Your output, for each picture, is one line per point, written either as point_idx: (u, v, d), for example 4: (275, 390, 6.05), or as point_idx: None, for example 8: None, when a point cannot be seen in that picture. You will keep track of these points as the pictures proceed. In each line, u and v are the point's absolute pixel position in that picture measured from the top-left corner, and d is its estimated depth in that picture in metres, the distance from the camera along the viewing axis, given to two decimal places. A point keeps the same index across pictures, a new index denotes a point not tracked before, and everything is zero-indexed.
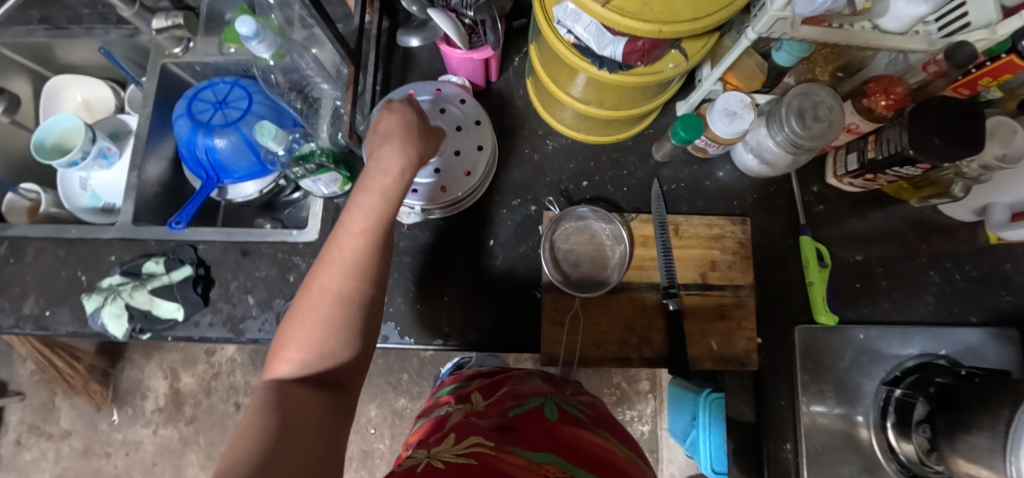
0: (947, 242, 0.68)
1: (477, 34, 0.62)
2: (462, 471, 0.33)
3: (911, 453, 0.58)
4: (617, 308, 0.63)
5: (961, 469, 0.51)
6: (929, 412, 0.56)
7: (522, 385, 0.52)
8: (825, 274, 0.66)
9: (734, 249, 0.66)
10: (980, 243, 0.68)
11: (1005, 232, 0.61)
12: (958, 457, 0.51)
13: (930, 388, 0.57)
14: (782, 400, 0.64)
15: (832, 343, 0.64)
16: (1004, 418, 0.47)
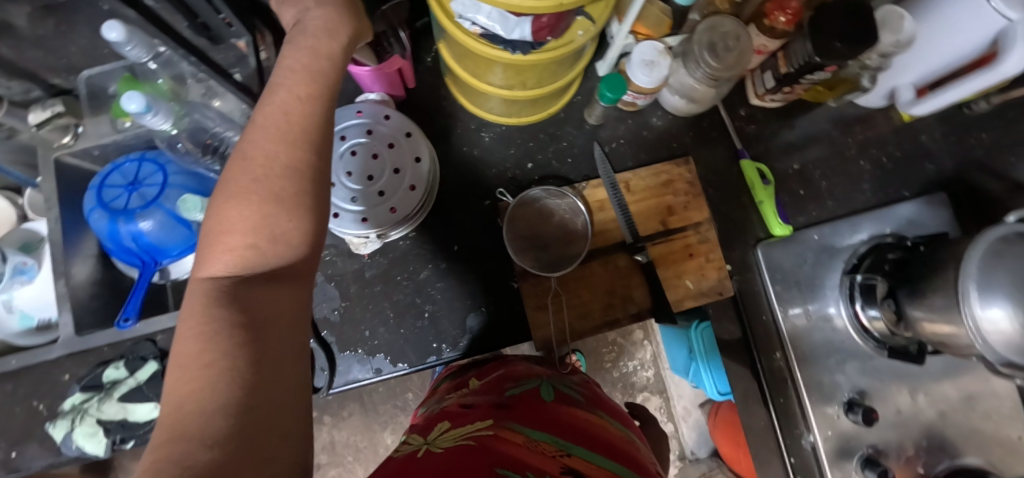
0: (868, 131, 0.73)
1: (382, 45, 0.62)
2: (460, 454, 0.31)
3: (883, 329, 0.62)
4: (593, 277, 0.65)
5: (926, 329, 0.56)
6: (890, 288, 0.61)
7: (515, 365, 0.54)
8: (770, 190, 0.69)
9: (686, 188, 0.68)
10: (896, 123, 0.73)
11: (910, 108, 0.66)
12: (923, 321, 0.56)
13: (885, 265, 0.63)
14: (761, 316, 0.68)
15: (792, 250, 0.68)
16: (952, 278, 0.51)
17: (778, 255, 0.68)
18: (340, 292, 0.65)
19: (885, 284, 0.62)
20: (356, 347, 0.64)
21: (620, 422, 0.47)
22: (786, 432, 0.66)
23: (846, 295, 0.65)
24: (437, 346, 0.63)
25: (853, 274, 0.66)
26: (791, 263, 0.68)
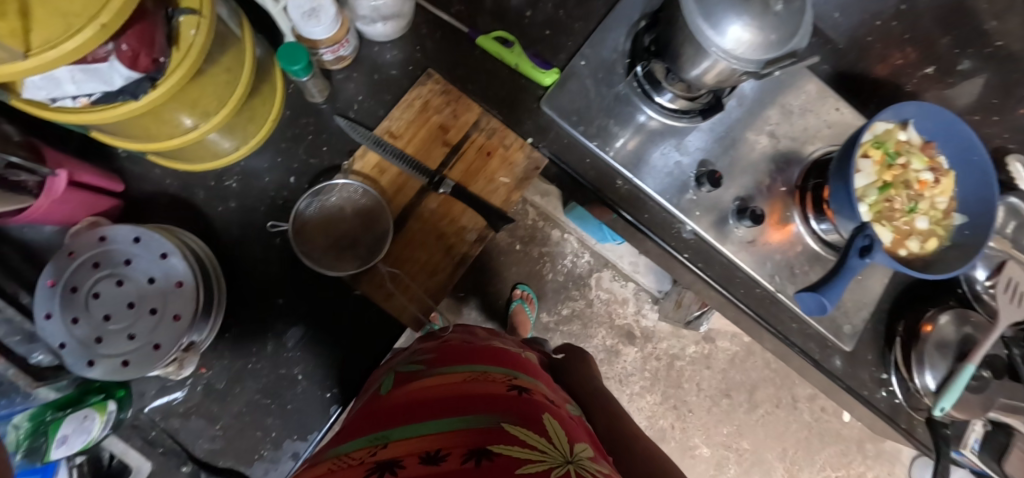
0: None
1: (21, 174, 0.49)
2: None
3: (683, 102, 0.64)
4: (420, 235, 0.64)
5: (708, 81, 0.57)
6: (664, 64, 0.62)
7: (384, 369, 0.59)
8: (519, 49, 0.65)
9: (444, 100, 0.65)
10: None
11: None
12: (699, 75, 0.56)
13: (649, 48, 0.64)
14: (585, 159, 0.67)
15: (572, 89, 0.66)
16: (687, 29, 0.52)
17: (564, 99, 0.66)
18: (207, 418, 0.61)
19: (658, 63, 0.63)
20: (258, 453, 0.61)
21: (480, 365, 0.53)
22: (667, 237, 0.69)
23: (632, 98, 0.67)
24: (330, 393, 0.63)
25: (634, 74, 0.66)
26: (580, 102, 0.66)
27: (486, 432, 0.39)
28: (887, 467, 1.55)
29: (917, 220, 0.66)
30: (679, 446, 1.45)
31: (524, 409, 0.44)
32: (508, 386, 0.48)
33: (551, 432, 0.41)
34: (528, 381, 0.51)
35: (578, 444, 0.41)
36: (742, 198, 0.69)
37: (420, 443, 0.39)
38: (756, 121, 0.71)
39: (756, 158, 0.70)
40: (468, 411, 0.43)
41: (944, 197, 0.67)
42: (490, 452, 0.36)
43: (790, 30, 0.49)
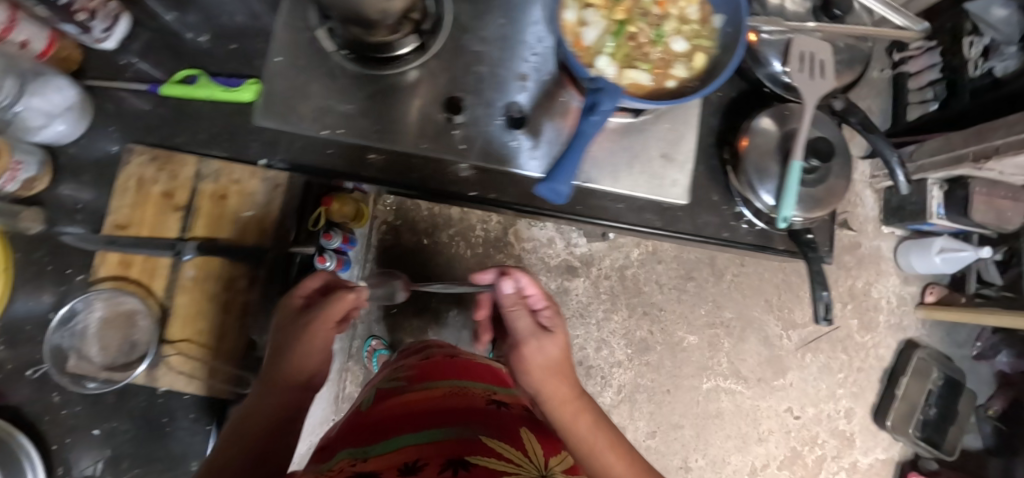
0: None
1: None
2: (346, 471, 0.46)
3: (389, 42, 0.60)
4: (191, 308, 0.59)
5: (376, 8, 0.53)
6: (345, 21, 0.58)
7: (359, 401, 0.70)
8: (206, 79, 0.61)
9: (157, 168, 0.61)
10: None
11: None
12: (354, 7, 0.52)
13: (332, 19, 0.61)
14: (328, 150, 0.63)
15: (278, 87, 0.62)
16: None
17: (272, 104, 0.61)
18: None
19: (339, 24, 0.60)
20: None
21: (466, 382, 0.67)
22: (448, 185, 0.64)
23: (350, 67, 0.64)
24: None
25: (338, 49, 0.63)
26: (293, 99, 0.62)
27: (464, 441, 0.49)
28: (874, 267, 1.52)
29: (672, 41, 0.59)
30: (667, 347, 1.42)
31: (497, 423, 0.56)
32: (489, 400, 0.63)
33: (527, 446, 0.53)
34: (505, 393, 0.67)
35: (550, 459, 0.53)
36: (506, 111, 0.64)
37: (400, 455, 0.47)
38: (479, 31, 0.66)
39: (501, 59, 0.66)
40: (444, 422, 0.53)
41: (694, 5, 0.60)
42: (468, 463, 0.44)
43: None
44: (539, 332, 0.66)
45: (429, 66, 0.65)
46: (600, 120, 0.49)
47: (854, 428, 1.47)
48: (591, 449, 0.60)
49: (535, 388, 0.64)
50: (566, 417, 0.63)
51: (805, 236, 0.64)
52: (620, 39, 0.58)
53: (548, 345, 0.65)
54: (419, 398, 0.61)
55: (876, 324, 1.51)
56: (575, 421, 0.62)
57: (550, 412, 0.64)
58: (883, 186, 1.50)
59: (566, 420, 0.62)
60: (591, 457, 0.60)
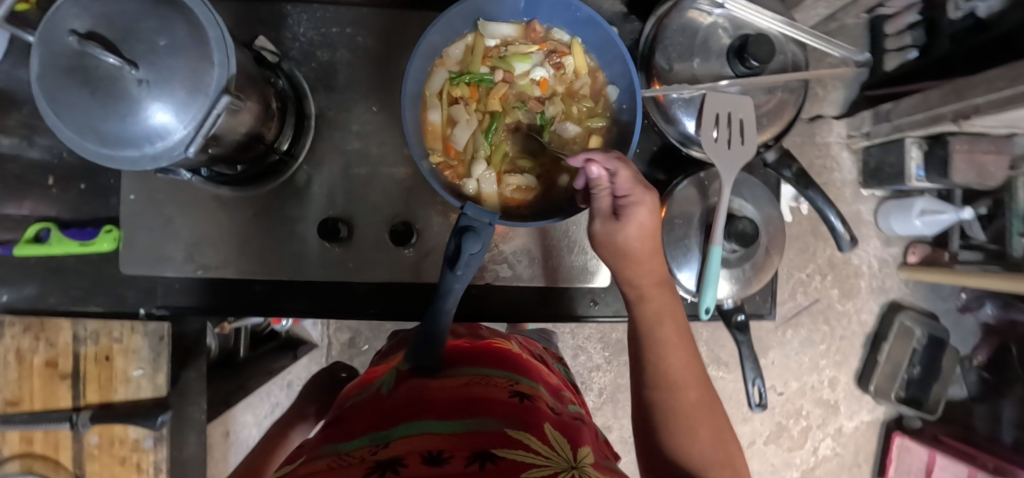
0: None
1: None
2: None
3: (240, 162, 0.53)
4: (102, 473, 0.58)
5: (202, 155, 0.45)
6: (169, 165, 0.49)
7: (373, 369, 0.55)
8: (57, 234, 0.56)
9: (33, 337, 0.56)
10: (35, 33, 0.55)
11: None
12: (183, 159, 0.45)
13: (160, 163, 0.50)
14: (209, 288, 0.59)
15: (138, 229, 0.57)
16: (96, 131, 0.39)
17: (138, 251, 0.57)
18: None
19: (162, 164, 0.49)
20: None
21: (486, 366, 0.46)
22: (343, 306, 0.60)
23: (213, 192, 0.58)
24: None
25: (197, 175, 0.55)
26: (158, 241, 0.57)
27: (491, 438, 0.34)
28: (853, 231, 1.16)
29: (559, 127, 0.52)
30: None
31: (527, 415, 0.38)
32: (511, 391, 0.42)
33: (552, 439, 0.36)
34: (532, 385, 0.45)
35: (579, 451, 0.36)
36: (391, 221, 0.59)
37: (425, 442, 0.34)
38: (348, 130, 0.59)
39: (380, 156, 0.59)
40: (471, 412, 0.38)
41: (584, 77, 0.52)
42: (494, 457, 0.31)
43: (187, 103, 0.39)
44: (597, 218, 0.44)
45: (299, 178, 0.58)
46: (466, 273, 0.43)
47: (839, 396, 1.20)
48: (678, 406, 0.40)
49: (630, 285, 0.46)
50: (653, 325, 0.43)
51: (735, 317, 0.59)
52: (495, 136, 0.51)
53: (632, 226, 0.43)
54: (440, 385, 0.43)
55: (859, 290, 1.17)
56: (662, 329, 0.43)
57: (636, 306, 0.45)
58: (860, 145, 1.10)
59: (649, 330, 0.43)
60: (672, 408, 0.40)
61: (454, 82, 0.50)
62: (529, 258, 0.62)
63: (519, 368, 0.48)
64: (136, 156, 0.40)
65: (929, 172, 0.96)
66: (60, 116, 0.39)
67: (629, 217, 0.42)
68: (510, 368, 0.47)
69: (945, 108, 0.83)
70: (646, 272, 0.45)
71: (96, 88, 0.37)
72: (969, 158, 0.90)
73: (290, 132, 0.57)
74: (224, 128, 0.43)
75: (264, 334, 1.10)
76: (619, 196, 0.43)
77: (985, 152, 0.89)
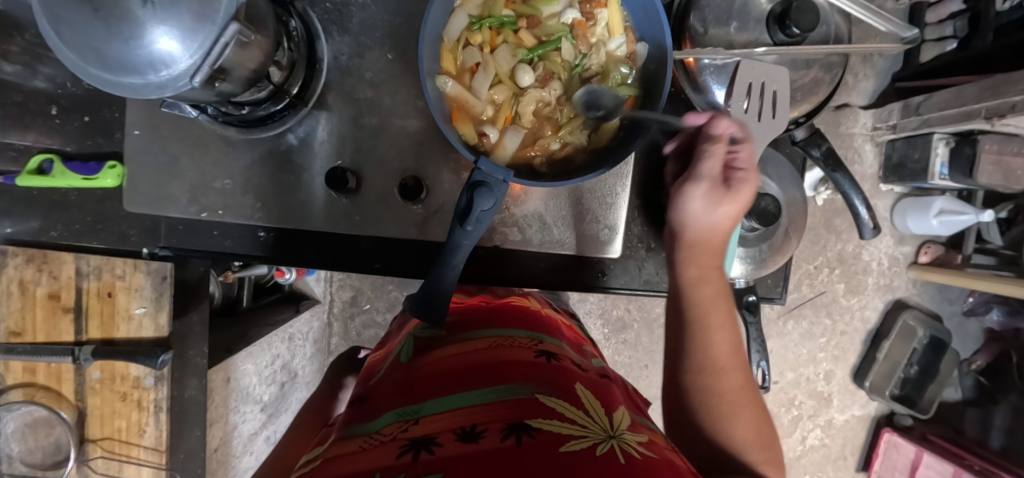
0: None
1: None
2: (359, 457, 0.34)
3: (252, 100, 0.51)
4: (103, 408, 0.58)
5: (207, 89, 0.43)
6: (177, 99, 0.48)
7: (390, 342, 0.61)
8: (60, 167, 0.55)
9: (35, 269, 0.56)
10: None
11: None
12: (189, 94, 0.43)
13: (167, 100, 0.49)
14: (214, 232, 0.59)
15: (141, 165, 0.56)
16: (96, 53, 0.37)
17: (141, 190, 0.56)
18: None
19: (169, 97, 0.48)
20: None
21: (503, 330, 0.51)
22: (347, 258, 0.60)
23: (219, 134, 0.57)
24: None
25: (204, 111, 0.53)
26: (162, 180, 0.56)
27: (521, 404, 0.36)
28: None
29: (589, 88, 0.49)
30: (644, 325, 1.25)
31: (557, 379, 0.41)
32: (535, 351, 0.47)
33: (587, 404, 0.39)
34: (554, 344, 0.50)
35: (614, 414, 0.39)
36: (401, 175, 0.58)
37: (457, 416, 0.37)
38: (363, 77, 0.57)
39: (392, 107, 0.58)
40: (496, 379, 0.41)
41: (619, 37, 0.49)
42: (530, 428, 0.33)
43: (193, 28, 0.37)
44: (709, 184, 0.43)
45: (308, 124, 0.57)
46: (476, 229, 0.43)
47: (833, 389, 1.19)
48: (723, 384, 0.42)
49: (693, 265, 0.45)
50: (704, 305, 0.44)
51: (747, 298, 0.58)
52: (515, 92, 0.49)
53: (715, 206, 0.43)
54: (459, 354, 0.47)
55: (865, 287, 1.14)
56: (713, 319, 0.43)
57: (691, 288, 0.45)
58: (884, 138, 1.06)
59: (706, 309, 0.44)
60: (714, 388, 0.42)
61: (474, 29, 0.48)
62: (540, 223, 0.61)
63: (537, 329, 0.53)
64: (135, 83, 0.38)
65: (954, 170, 0.92)
66: (58, 32, 0.37)
67: (738, 189, 0.44)
68: (530, 329, 0.52)
69: (979, 105, 0.79)
70: (711, 255, 0.45)
71: (98, 7, 0.35)
72: (997, 159, 0.87)
73: (300, 75, 0.55)
74: (231, 62, 0.42)
75: (267, 286, 1.10)
76: (733, 165, 0.45)
77: (1013, 154, 0.86)
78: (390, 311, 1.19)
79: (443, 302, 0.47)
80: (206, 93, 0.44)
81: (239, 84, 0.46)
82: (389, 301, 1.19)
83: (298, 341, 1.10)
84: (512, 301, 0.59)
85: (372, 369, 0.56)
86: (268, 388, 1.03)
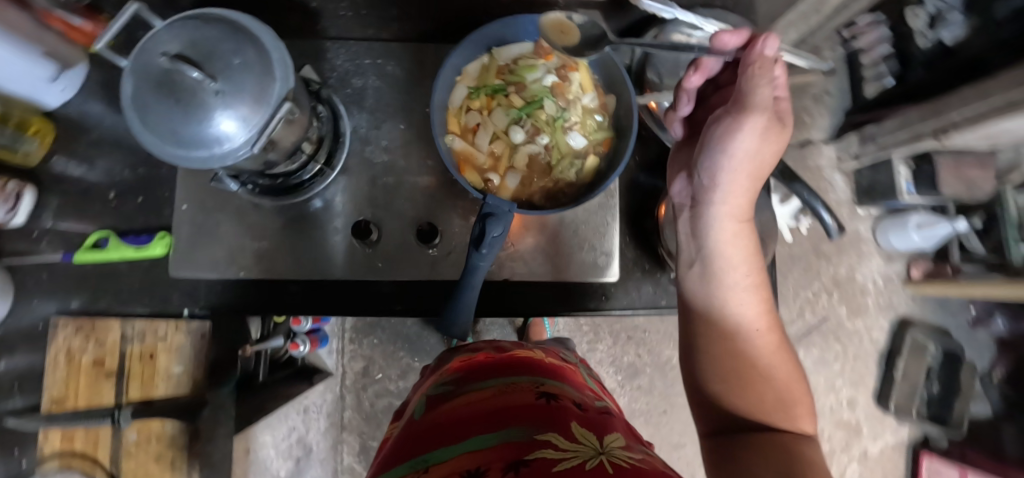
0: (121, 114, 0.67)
1: None
2: None
3: (286, 169, 0.59)
4: (137, 471, 0.60)
5: (257, 158, 0.51)
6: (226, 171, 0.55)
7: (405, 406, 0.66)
8: (116, 242, 0.62)
9: (83, 338, 0.61)
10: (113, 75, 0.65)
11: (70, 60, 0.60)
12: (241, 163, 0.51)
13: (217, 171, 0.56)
14: (248, 289, 0.64)
15: (185, 236, 0.63)
16: (170, 133, 0.45)
17: (186, 255, 0.63)
18: None
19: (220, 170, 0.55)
20: None
21: (510, 377, 0.54)
22: (371, 304, 0.65)
23: (257, 203, 0.64)
24: None
25: (243, 186, 0.60)
26: (206, 246, 0.63)
27: (521, 444, 0.39)
28: (857, 250, 1.17)
29: (571, 134, 0.57)
30: (656, 369, 1.26)
31: (552, 417, 0.44)
32: (536, 393, 0.49)
33: (583, 435, 0.41)
34: (555, 386, 0.52)
35: (608, 439, 0.41)
36: (416, 223, 0.65)
37: (461, 460, 0.39)
38: (378, 145, 0.67)
39: (405, 167, 0.66)
40: (501, 424, 0.43)
41: (590, 93, 0.59)
42: (526, 461, 0.35)
43: (252, 109, 0.46)
44: (772, 118, 0.39)
45: (334, 188, 0.65)
46: (490, 252, 0.49)
47: (860, 417, 1.16)
48: (750, 359, 0.39)
49: (734, 207, 0.42)
50: (725, 271, 0.41)
51: None
52: (511, 143, 0.58)
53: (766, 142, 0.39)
54: (469, 403, 0.50)
55: (867, 307, 1.17)
56: (736, 281, 0.41)
57: (717, 245, 0.42)
58: (850, 167, 1.14)
59: (731, 271, 0.41)
60: (735, 352, 0.39)
61: (473, 97, 0.58)
62: (541, 257, 0.66)
63: (543, 374, 0.56)
64: (202, 155, 0.46)
65: (919, 186, 1.01)
66: (143, 119, 0.46)
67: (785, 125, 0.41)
68: (532, 375, 0.55)
69: (925, 126, 0.89)
70: (748, 200, 0.42)
71: (180, 97, 0.44)
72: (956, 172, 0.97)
73: (327, 146, 0.63)
74: (279, 135, 0.50)
75: (281, 361, 1.10)
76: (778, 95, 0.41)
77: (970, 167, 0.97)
78: (402, 379, 1.21)
79: (464, 328, 0.56)
80: (257, 162, 0.52)
81: (280, 153, 0.54)
82: (401, 368, 1.21)
83: (312, 414, 1.16)
84: (516, 353, 0.62)
85: (388, 433, 0.60)
86: (284, 463, 1.10)
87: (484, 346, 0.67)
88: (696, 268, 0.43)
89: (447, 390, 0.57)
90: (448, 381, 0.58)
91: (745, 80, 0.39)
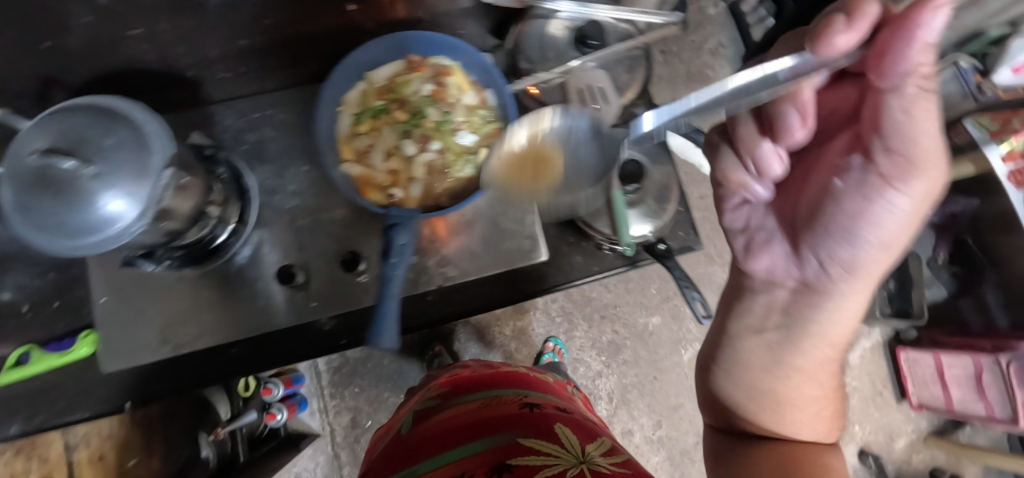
0: None
1: None
2: None
3: (196, 237, 0.59)
4: None
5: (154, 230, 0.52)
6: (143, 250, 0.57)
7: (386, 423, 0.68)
8: (39, 353, 0.60)
9: (23, 459, 0.62)
10: None
11: None
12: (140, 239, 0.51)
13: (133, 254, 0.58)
14: (191, 364, 0.65)
15: (110, 329, 0.62)
16: (57, 227, 0.44)
17: (116, 349, 0.62)
18: None
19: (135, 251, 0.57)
20: None
21: (493, 391, 0.57)
22: (314, 346, 0.67)
23: (177, 278, 0.64)
24: None
25: (160, 264, 0.60)
26: (133, 334, 0.62)
27: (504, 450, 0.44)
28: None
29: (459, 134, 0.60)
30: (636, 339, 1.29)
31: (535, 422, 0.49)
32: (521, 404, 0.53)
33: (566, 440, 0.47)
34: (538, 396, 0.56)
35: (588, 445, 0.47)
36: (339, 253, 0.66)
37: (447, 470, 0.44)
38: (287, 190, 0.68)
39: (320, 205, 0.68)
40: (485, 432, 0.48)
41: (469, 92, 0.62)
42: (510, 467, 0.42)
43: (136, 183, 0.47)
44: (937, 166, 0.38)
45: (253, 243, 0.66)
46: (401, 259, 0.51)
47: None
48: (789, 406, 0.52)
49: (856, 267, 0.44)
50: (818, 344, 0.50)
51: (659, 247, 0.67)
52: (404, 156, 0.60)
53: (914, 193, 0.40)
54: (454, 416, 0.53)
55: None
56: (819, 355, 0.50)
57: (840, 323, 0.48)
58: None
59: (834, 342, 0.50)
60: (788, 407, 0.52)
61: (359, 122, 0.60)
62: (471, 256, 0.67)
63: (522, 385, 0.60)
64: (96, 239, 0.46)
65: None
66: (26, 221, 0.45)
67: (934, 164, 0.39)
68: (515, 387, 0.59)
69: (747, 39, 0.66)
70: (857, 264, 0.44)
71: (57, 190, 0.43)
72: None
73: (234, 207, 0.63)
74: (172, 203, 0.51)
75: (261, 436, 1.10)
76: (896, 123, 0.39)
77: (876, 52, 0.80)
78: None
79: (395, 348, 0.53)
80: (156, 234, 0.53)
81: (181, 223, 0.55)
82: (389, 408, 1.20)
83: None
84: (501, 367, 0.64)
85: (372, 451, 0.63)
86: None
87: (477, 363, 0.70)
88: (762, 337, 0.52)
89: (433, 405, 0.59)
90: (435, 397, 0.61)
91: (902, 103, 0.36)
